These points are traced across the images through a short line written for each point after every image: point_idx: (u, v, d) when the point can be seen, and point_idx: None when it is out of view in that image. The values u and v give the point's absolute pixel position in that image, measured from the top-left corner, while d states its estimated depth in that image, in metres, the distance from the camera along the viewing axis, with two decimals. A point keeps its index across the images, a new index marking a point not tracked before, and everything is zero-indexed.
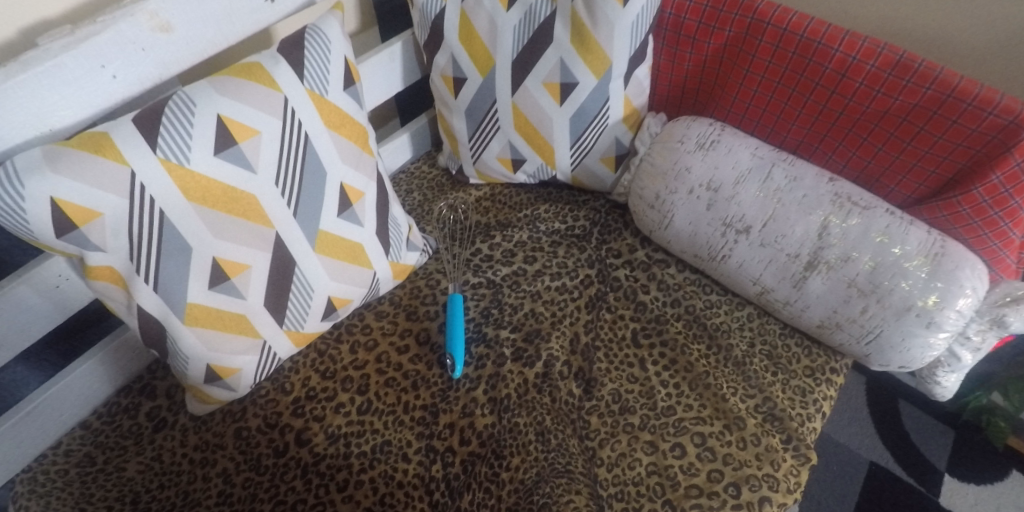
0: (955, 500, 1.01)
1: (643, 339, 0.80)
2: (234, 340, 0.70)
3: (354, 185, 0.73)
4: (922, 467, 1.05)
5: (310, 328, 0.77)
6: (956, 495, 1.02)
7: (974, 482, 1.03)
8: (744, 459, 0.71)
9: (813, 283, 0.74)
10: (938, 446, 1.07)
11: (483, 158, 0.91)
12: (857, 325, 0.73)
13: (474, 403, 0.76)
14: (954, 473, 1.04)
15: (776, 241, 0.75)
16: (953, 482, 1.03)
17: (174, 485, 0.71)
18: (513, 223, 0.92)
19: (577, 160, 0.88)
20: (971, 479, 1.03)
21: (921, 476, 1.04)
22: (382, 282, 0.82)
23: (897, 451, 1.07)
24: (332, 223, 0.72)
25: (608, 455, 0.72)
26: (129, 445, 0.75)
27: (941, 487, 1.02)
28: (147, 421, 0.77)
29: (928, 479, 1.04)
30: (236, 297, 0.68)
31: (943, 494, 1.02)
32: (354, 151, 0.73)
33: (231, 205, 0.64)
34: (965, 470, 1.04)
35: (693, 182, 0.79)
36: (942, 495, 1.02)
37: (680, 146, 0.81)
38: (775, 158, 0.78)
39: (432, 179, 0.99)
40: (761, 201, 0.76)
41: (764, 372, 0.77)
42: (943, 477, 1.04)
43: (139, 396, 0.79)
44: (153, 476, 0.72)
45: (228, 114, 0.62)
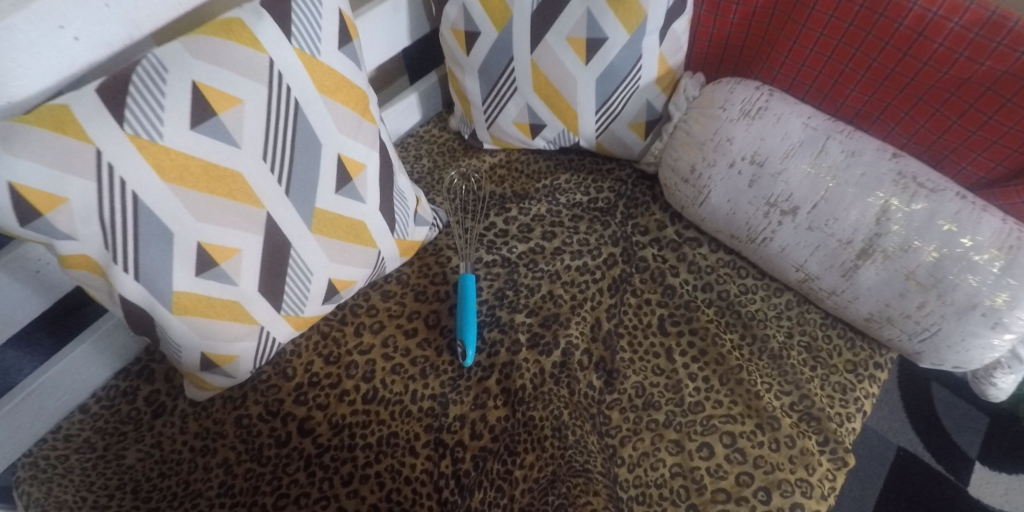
0: (984, 489, 0.97)
1: (671, 326, 0.74)
2: (228, 327, 0.65)
3: (354, 157, 0.66)
4: (953, 453, 1.00)
5: (311, 312, 0.71)
6: (987, 484, 0.97)
7: (1005, 471, 0.98)
8: (777, 462, 0.66)
9: (865, 273, 0.66)
10: (971, 431, 1.02)
11: (498, 122, 0.82)
12: (911, 321, 0.65)
13: (487, 394, 0.71)
14: (986, 461, 0.99)
15: (826, 225, 0.67)
16: (985, 470, 0.98)
17: (174, 475, 0.68)
18: (530, 194, 0.84)
19: (603, 126, 0.79)
20: (1004, 468, 0.98)
21: (952, 463, 0.99)
22: (388, 261, 0.76)
23: (927, 436, 1.02)
24: (329, 201, 0.65)
25: (629, 454, 0.67)
26: (128, 431, 0.72)
27: (970, 475, 0.98)
28: (146, 407, 0.73)
29: (959, 467, 0.99)
30: (227, 283, 0.62)
31: (973, 482, 0.97)
32: (352, 119, 0.65)
33: (215, 185, 0.57)
34: (999, 458, 0.99)
35: (734, 155, 0.70)
36: (972, 483, 0.97)
37: (721, 114, 0.71)
38: (831, 129, 0.68)
39: (443, 143, 0.91)
40: (812, 179, 0.67)
41: (802, 367, 0.71)
42: (974, 465, 0.99)
43: (137, 379, 0.75)
44: (153, 465, 0.69)
45: (204, 81, 0.55)
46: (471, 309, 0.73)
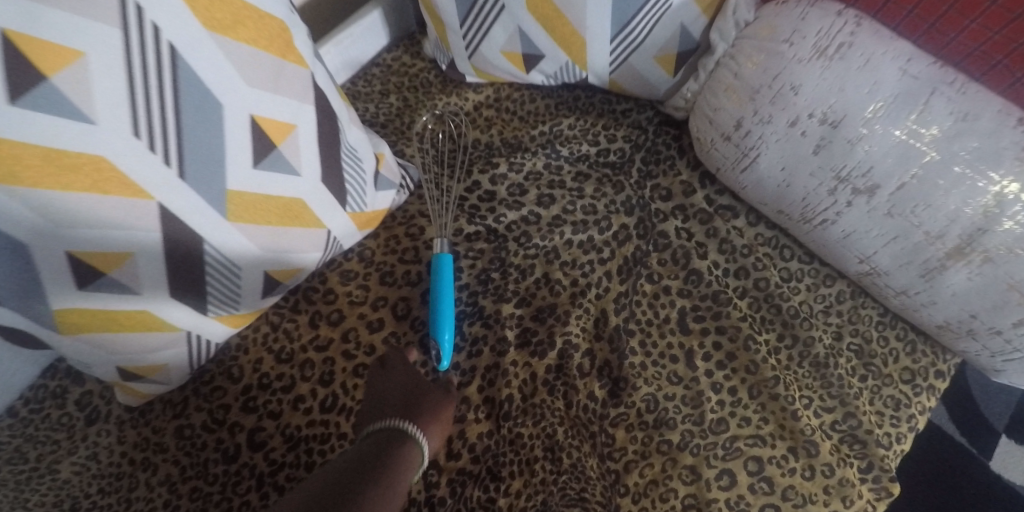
0: (1008, 464, 0.88)
1: (693, 323, 0.60)
2: (140, 338, 0.52)
3: (273, 117, 0.49)
4: (979, 425, 0.91)
5: (248, 307, 0.57)
6: (1012, 459, 0.88)
7: None
8: (809, 493, 0.55)
9: (952, 276, 0.51)
10: (1002, 403, 0.92)
11: (481, 51, 0.63)
12: (999, 339, 0.52)
13: (466, 405, 0.59)
14: (1014, 434, 0.89)
15: (912, 213, 0.50)
16: (1012, 444, 0.89)
17: (115, 491, 0.59)
18: (524, 145, 0.67)
19: (620, 58, 0.59)
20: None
21: (977, 436, 0.90)
22: (343, 239, 0.60)
23: (953, 406, 0.92)
24: (246, 179, 0.49)
25: (635, 483, 0.56)
26: (61, 439, 0.62)
27: (996, 450, 0.89)
28: (78, 411, 0.63)
29: (984, 440, 0.90)
30: (123, 293, 0.49)
31: (996, 456, 0.88)
32: (268, 63, 0.48)
33: (69, 177, 0.41)
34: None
35: (799, 110, 0.52)
36: (994, 457, 0.88)
37: (787, 50, 0.52)
38: (936, 79, 0.49)
39: (415, 76, 0.73)
40: (903, 150, 0.49)
41: (850, 378, 0.58)
42: (1000, 438, 0.90)
43: (67, 379, 0.64)
44: (91, 480, 0.59)
45: (17, 28, 0.36)
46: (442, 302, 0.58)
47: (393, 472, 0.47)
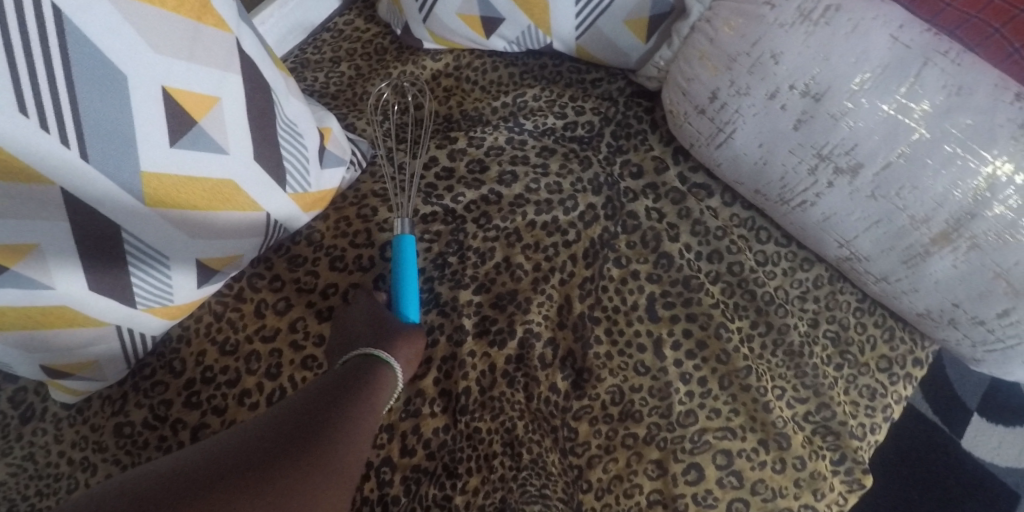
0: (976, 442, 0.88)
1: (662, 310, 0.56)
2: (61, 334, 0.48)
3: (191, 90, 0.44)
4: (949, 403, 0.91)
5: (182, 298, 0.53)
6: (982, 437, 0.88)
7: (1003, 424, 0.88)
8: (779, 487, 0.53)
9: (936, 264, 0.48)
10: (975, 380, 0.92)
11: (436, 13, 0.57)
12: (981, 329, 0.49)
13: (422, 398, 0.56)
14: (986, 413, 0.89)
15: (898, 195, 0.46)
16: (982, 422, 0.89)
17: (54, 494, 0.55)
18: (485, 118, 0.62)
19: (586, 21, 0.54)
20: (1001, 420, 0.89)
21: (947, 413, 0.90)
22: (287, 222, 0.56)
23: (927, 385, 0.92)
24: (165, 161, 0.44)
25: (598, 478, 0.53)
26: None
27: (966, 428, 0.89)
28: (10, 409, 0.58)
29: (955, 418, 0.90)
30: (32, 288, 0.43)
31: (967, 435, 0.88)
32: (179, 28, 0.42)
33: None
34: (998, 411, 0.89)
35: (779, 82, 0.47)
36: (966, 436, 0.88)
37: (767, 13, 0.47)
38: (929, 46, 0.45)
39: (369, 42, 0.67)
40: (893, 126, 0.45)
41: (825, 367, 0.55)
42: (972, 417, 0.89)
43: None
44: (28, 481, 0.55)
45: None
46: (403, 286, 0.55)
47: (362, 406, 0.47)
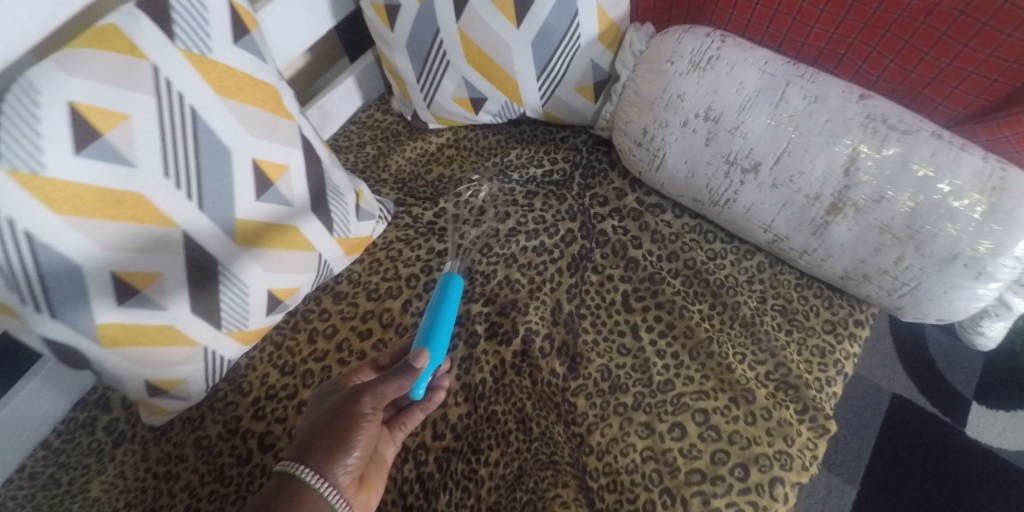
0: (981, 429, 0.95)
1: (635, 302, 0.70)
2: (167, 352, 0.62)
3: (271, 160, 0.62)
4: (946, 396, 0.98)
5: (255, 324, 0.68)
6: (984, 424, 0.96)
7: (1003, 409, 0.96)
8: (754, 436, 0.62)
9: (836, 230, 0.61)
10: (966, 372, 1.00)
11: (437, 100, 0.77)
12: (889, 277, 0.61)
13: (447, 391, 0.68)
14: (984, 400, 0.97)
15: (791, 180, 0.61)
16: (982, 409, 0.97)
17: (142, 502, 0.67)
18: (481, 175, 0.79)
19: (548, 93, 0.73)
20: (1001, 406, 0.97)
21: (947, 405, 0.97)
22: (332, 263, 0.72)
23: (922, 381, 1.00)
24: (251, 209, 0.61)
25: (598, 442, 0.64)
26: (91, 462, 0.70)
27: (968, 416, 0.96)
28: (106, 436, 0.71)
29: (955, 408, 0.97)
30: (154, 309, 0.59)
31: (970, 423, 0.96)
32: (263, 118, 0.61)
33: (116, 210, 0.53)
34: (996, 397, 0.97)
35: (687, 112, 0.64)
36: (969, 424, 0.96)
37: (669, 68, 0.65)
38: (789, 74, 0.62)
39: (386, 128, 0.86)
40: (773, 132, 0.61)
41: (777, 333, 0.67)
42: (971, 405, 0.97)
43: (95, 409, 0.73)
44: (119, 495, 0.67)
45: (82, 100, 0.50)
46: (431, 325, 0.62)
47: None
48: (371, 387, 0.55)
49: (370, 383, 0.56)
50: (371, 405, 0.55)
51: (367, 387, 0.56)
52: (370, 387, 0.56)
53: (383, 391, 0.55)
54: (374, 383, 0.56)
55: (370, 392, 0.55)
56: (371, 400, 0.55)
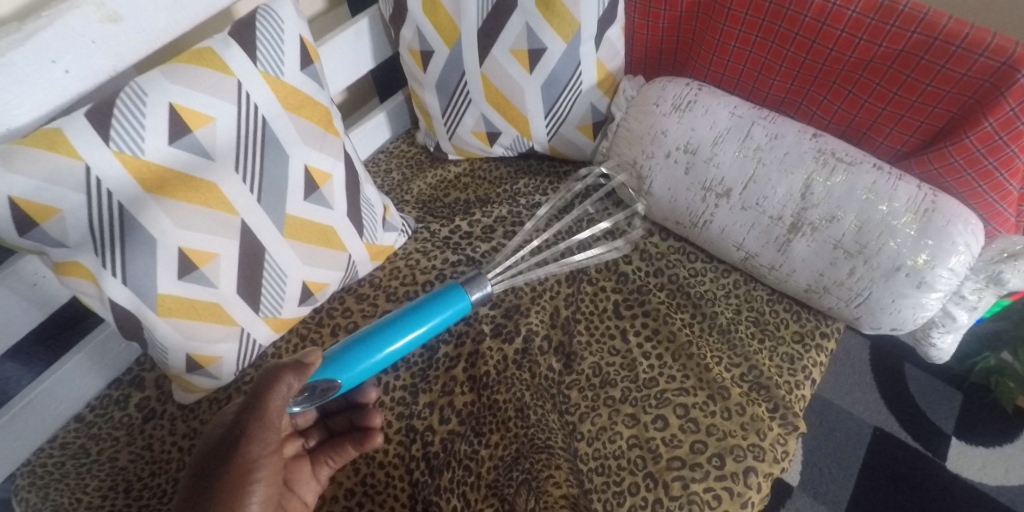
0: (962, 464, 1.00)
1: (625, 310, 0.79)
2: (210, 329, 0.70)
3: (320, 168, 0.72)
4: (926, 431, 1.04)
5: (288, 313, 0.76)
6: (964, 458, 1.01)
7: (982, 445, 1.02)
8: (729, 429, 0.68)
9: (797, 246, 0.71)
10: (945, 408, 1.06)
11: (458, 133, 0.89)
12: (845, 288, 0.69)
13: (454, 381, 0.75)
14: (963, 436, 1.03)
15: (757, 203, 0.72)
16: (962, 445, 1.02)
17: (165, 472, 0.73)
18: (492, 199, 0.90)
19: (554, 130, 0.85)
20: (979, 442, 1.02)
21: (927, 440, 1.03)
22: (359, 265, 0.81)
23: (903, 416, 1.05)
24: (299, 207, 0.71)
25: (588, 429, 0.71)
26: (120, 435, 0.77)
27: (947, 450, 1.02)
28: (138, 412, 0.78)
29: (935, 443, 1.03)
30: (207, 287, 0.68)
31: (951, 457, 1.01)
32: (317, 132, 0.72)
33: (192, 195, 0.64)
34: (975, 433, 1.03)
35: (670, 145, 0.76)
36: (949, 459, 1.01)
37: (655, 109, 0.78)
38: (755, 116, 0.74)
39: (411, 157, 0.99)
40: (741, 162, 0.72)
41: (750, 339, 0.75)
42: (950, 440, 1.02)
43: (128, 387, 0.80)
44: (144, 465, 0.74)
45: (180, 102, 0.62)
46: (347, 348, 0.67)
47: None
48: (251, 431, 0.58)
49: (248, 427, 0.58)
50: (260, 446, 0.58)
51: (247, 432, 0.58)
52: (251, 429, 0.58)
53: (263, 427, 0.58)
54: (252, 423, 0.58)
55: (254, 433, 0.58)
56: (259, 443, 0.58)
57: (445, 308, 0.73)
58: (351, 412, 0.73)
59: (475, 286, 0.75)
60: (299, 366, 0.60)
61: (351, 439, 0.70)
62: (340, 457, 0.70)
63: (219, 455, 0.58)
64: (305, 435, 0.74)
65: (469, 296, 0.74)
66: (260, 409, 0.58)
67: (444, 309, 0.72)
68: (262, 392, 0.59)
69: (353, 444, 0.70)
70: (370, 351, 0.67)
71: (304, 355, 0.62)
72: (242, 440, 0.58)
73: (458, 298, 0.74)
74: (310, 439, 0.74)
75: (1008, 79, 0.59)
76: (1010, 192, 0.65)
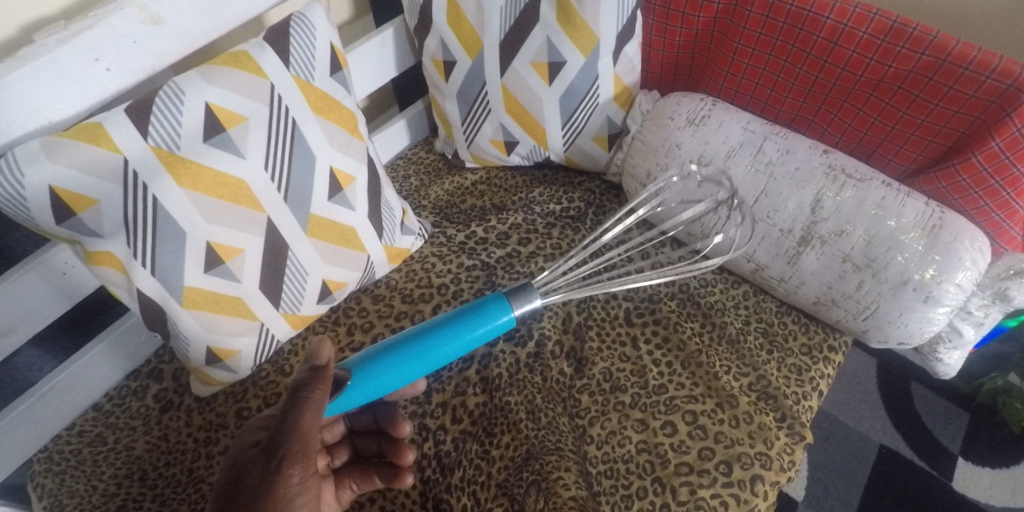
0: (968, 484, 1.01)
1: (636, 318, 0.80)
2: (233, 323, 0.72)
3: (344, 170, 0.75)
4: (933, 450, 1.04)
5: (307, 311, 0.78)
6: (970, 478, 1.01)
7: (988, 465, 1.02)
8: (736, 437, 0.69)
9: (807, 259, 0.72)
10: (952, 428, 1.06)
11: (476, 141, 0.92)
12: (853, 302, 0.71)
13: (466, 382, 0.77)
14: (969, 456, 1.03)
15: (768, 216, 0.74)
16: (968, 465, 1.02)
17: (180, 462, 0.75)
18: (507, 207, 0.92)
19: (570, 141, 0.88)
20: (986, 462, 1.02)
21: (934, 459, 1.03)
22: (376, 266, 0.83)
23: (909, 434, 1.06)
24: (323, 207, 0.73)
25: (598, 433, 0.72)
26: (137, 425, 0.78)
27: (954, 470, 1.02)
28: (155, 403, 0.80)
29: (942, 462, 1.03)
30: (231, 281, 0.70)
31: (957, 477, 1.01)
32: (343, 136, 0.74)
33: (222, 191, 0.66)
34: (981, 454, 1.03)
35: (684, 158, 0.78)
36: (955, 478, 1.01)
37: (670, 123, 0.80)
38: (767, 131, 0.76)
39: (429, 163, 1.01)
40: (753, 176, 0.74)
41: (758, 350, 0.77)
42: (957, 460, 1.03)
43: (147, 379, 0.82)
44: (160, 455, 0.75)
45: (215, 102, 0.65)
46: (376, 353, 0.63)
47: None
48: (290, 452, 0.53)
49: (285, 448, 0.53)
50: (302, 466, 0.54)
51: (283, 454, 0.53)
52: (289, 450, 0.53)
53: (300, 446, 0.53)
54: (287, 443, 0.53)
55: (292, 454, 0.53)
56: (299, 465, 0.53)
57: (486, 322, 0.67)
58: (380, 439, 0.70)
59: (524, 297, 0.69)
60: (317, 372, 0.54)
61: (378, 470, 0.68)
62: (365, 485, 0.69)
63: (254, 484, 0.52)
64: (331, 453, 0.73)
65: (514, 310, 0.68)
66: (296, 428, 0.53)
67: (484, 323, 0.67)
68: (293, 408, 0.53)
69: (380, 477, 0.68)
70: (399, 366, 0.63)
71: (315, 353, 0.55)
72: (281, 463, 0.52)
73: (502, 311, 0.68)
74: (336, 458, 0.72)
75: (1014, 101, 0.61)
76: (1016, 211, 0.66)
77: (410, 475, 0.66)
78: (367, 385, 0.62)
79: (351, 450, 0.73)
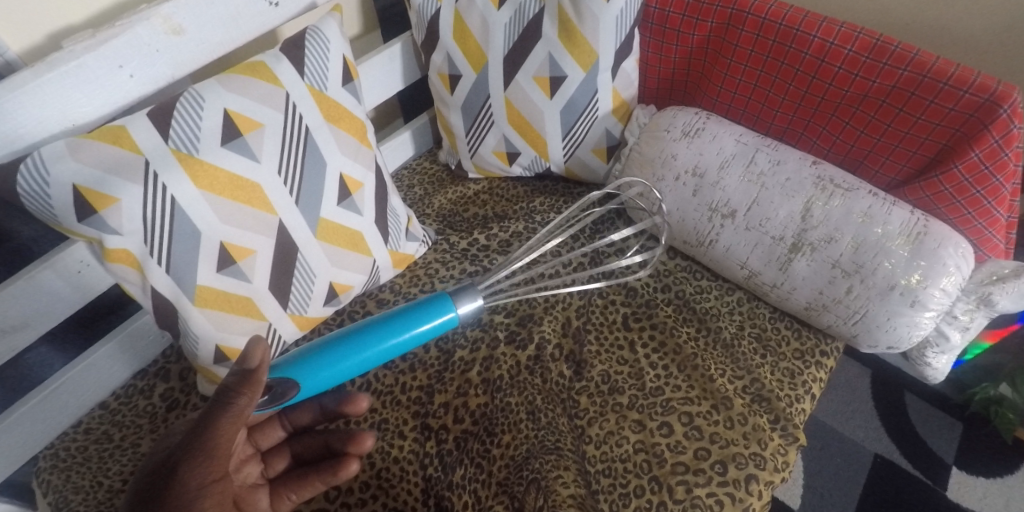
0: (963, 493, 1.02)
1: (633, 322, 0.83)
2: (241, 322, 0.74)
3: (353, 177, 0.77)
4: (927, 460, 1.06)
5: (313, 313, 0.80)
6: (965, 488, 1.02)
7: (983, 475, 1.03)
8: (731, 438, 0.71)
9: (798, 265, 0.75)
10: (947, 439, 1.08)
11: (480, 152, 0.95)
12: (843, 306, 0.73)
13: (468, 384, 0.78)
14: (963, 466, 1.05)
15: (760, 224, 0.76)
16: (962, 475, 1.04)
17: None
18: (509, 215, 0.95)
19: (570, 152, 0.91)
20: (980, 472, 1.04)
21: (928, 469, 1.05)
22: (381, 271, 0.85)
23: (904, 444, 1.08)
24: (332, 212, 0.76)
25: (596, 433, 0.74)
26: (144, 423, 0.80)
27: (949, 480, 1.03)
28: (161, 402, 0.81)
29: (936, 472, 1.04)
30: (242, 281, 0.72)
31: (951, 487, 1.03)
32: (353, 143, 0.77)
33: (237, 193, 0.68)
34: (975, 464, 1.05)
35: (679, 169, 0.81)
36: (950, 488, 1.03)
37: (666, 135, 0.83)
38: (759, 144, 0.79)
39: (433, 173, 1.05)
40: (746, 186, 0.77)
41: (752, 354, 0.79)
42: (951, 469, 1.04)
43: (154, 378, 0.84)
44: None
45: (234, 109, 0.68)
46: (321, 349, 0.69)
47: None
48: (197, 454, 0.54)
49: (194, 451, 0.54)
50: (205, 470, 0.54)
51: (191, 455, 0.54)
52: (196, 452, 0.54)
53: (209, 452, 0.54)
54: (197, 448, 0.54)
55: (196, 458, 0.54)
56: (202, 468, 0.54)
57: (425, 319, 0.73)
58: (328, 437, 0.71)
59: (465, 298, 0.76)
60: (247, 374, 0.55)
61: (324, 472, 0.67)
62: (305, 490, 0.68)
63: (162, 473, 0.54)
64: (267, 462, 0.72)
65: (458, 309, 0.75)
66: (209, 428, 0.55)
67: (422, 317, 0.73)
68: (215, 412, 0.55)
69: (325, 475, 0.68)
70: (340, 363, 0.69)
71: (247, 355, 0.55)
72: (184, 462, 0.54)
73: (445, 309, 0.74)
74: (271, 468, 0.72)
75: (992, 114, 0.65)
76: (997, 219, 0.70)
77: (355, 462, 0.67)
78: (309, 381, 0.68)
79: (294, 455, 0.73)
